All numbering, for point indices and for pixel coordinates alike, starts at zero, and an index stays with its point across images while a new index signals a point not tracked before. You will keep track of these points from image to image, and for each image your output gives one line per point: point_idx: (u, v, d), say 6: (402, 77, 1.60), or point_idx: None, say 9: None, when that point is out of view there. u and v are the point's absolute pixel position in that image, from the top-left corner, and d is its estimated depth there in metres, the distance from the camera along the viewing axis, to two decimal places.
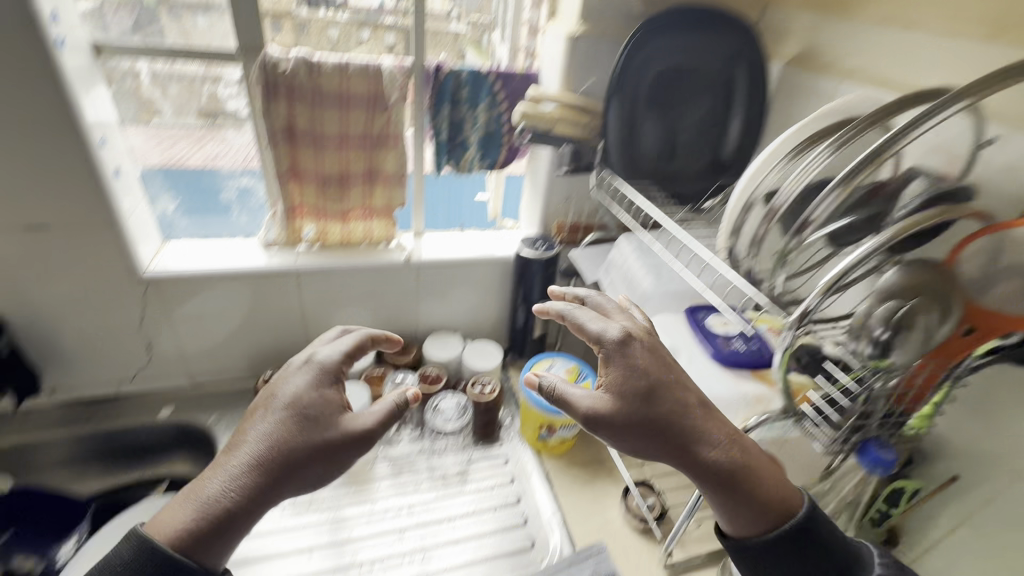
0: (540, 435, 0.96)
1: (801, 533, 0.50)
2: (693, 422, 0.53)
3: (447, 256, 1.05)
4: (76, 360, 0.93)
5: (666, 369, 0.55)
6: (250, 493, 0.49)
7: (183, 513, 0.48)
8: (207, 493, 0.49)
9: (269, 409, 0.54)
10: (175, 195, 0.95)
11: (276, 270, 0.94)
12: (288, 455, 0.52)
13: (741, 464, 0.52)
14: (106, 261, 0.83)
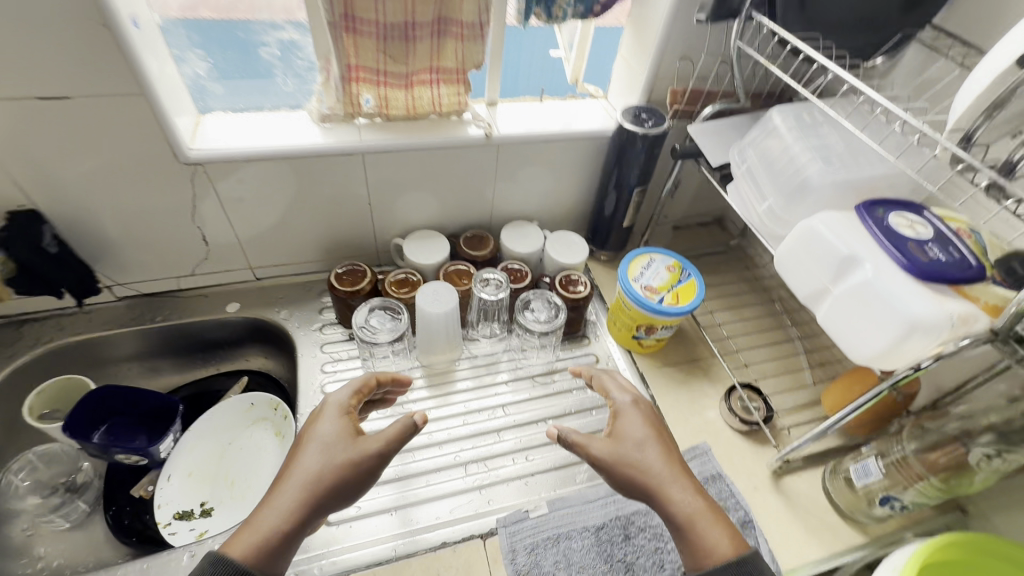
0: (635, 334, 0.89)
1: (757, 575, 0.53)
2: (664, 475, 0.59)
3: (532, 131, 0.88)
4: (128, 256, 0.83)
5: (650, 429, 0.64)
6: (300, 513, 0.53)
7: (242, 540, 0.51)
8: (264, 515, 0.53)
9: (314, 436, 0.59)
10: (207, 52, 0.77)
11: (338, 150, 0.80)
12: (336, 475, 0.55)
13: (702, 512, 0.57)
14: (141, 140, 0.69)
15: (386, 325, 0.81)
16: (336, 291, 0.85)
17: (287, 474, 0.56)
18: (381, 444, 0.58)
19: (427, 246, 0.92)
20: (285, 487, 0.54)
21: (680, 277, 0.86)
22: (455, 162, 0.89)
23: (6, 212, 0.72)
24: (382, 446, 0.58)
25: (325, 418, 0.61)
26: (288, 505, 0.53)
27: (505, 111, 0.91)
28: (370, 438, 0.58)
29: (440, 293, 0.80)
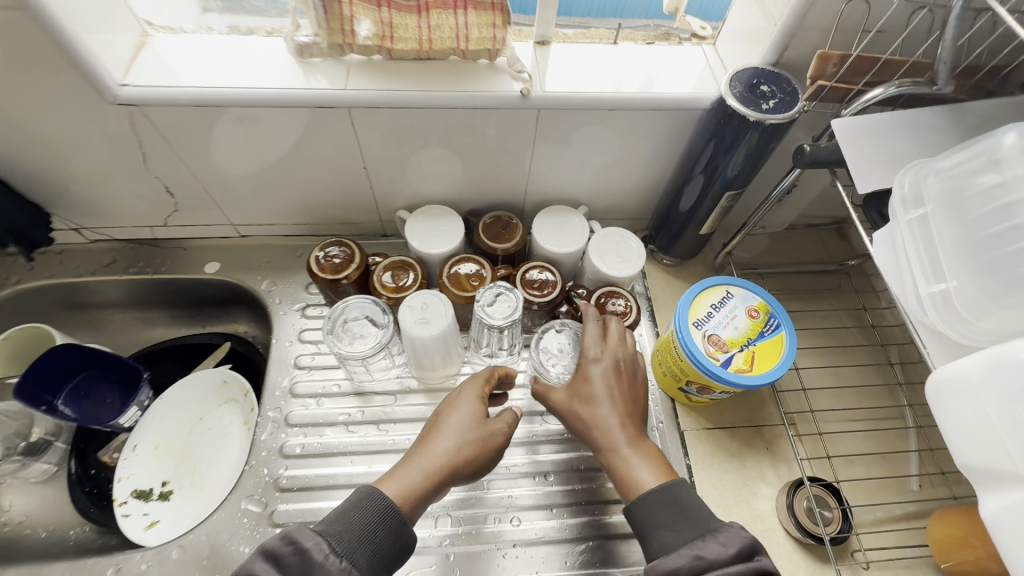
0: (682, 387, 0.68)
1: (667, 506, 0.49)
2: (609, 420, 0.56)
3: (589, 90, 0.62)
4: (89, 201, 0.71)
5: (608, 382, 0.57)
6: (438, 480, 0.52)
7: (391, 484, 0.51)
8: (410, 470, 0.52)
9: (452, 412, 0.56)
10: None
11: (317, 99, 0.58)
12: (469, 463, 0.54)
13: (631, 454, 0.54)
14: (51, 70, 0.52)
15: (368, 332, 0.65)
16: (316, 276, 0.69)
17: (430, 441, 0.54)
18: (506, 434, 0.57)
19: (435, 229, 0.72)
20: (429, 452, 0.53)
21: (762, 332, 0.62)
22: (477, 126, 0.65)
23: None
24: (507, 433, 0.57)
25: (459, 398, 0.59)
26: (432, 467, 0.52)
27: (560, 54, 0.65)
28: (503, 422, 0.57)
29: (430, 309, 0.61)
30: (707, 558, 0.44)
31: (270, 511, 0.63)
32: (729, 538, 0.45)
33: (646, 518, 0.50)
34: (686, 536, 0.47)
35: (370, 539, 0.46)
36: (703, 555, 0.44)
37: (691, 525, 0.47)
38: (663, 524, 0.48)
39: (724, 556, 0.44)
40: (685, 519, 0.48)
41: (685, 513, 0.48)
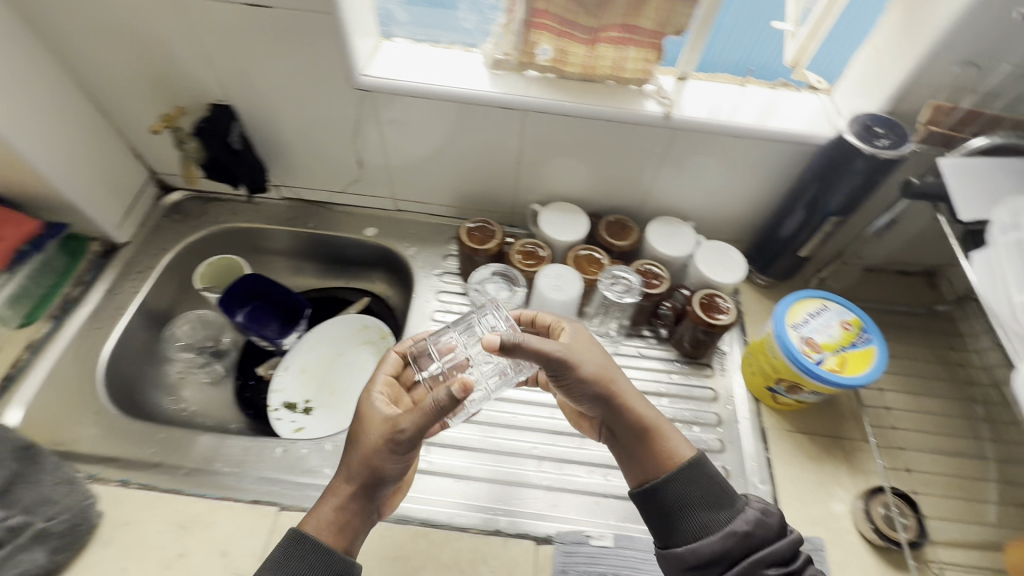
0: (772, 386, 0.75)
1: (703, 482, 0.56)
2: (622, 382, 0.60)
3: (720, 119, 0.74)
4: (294, 164, 0.89)
5: (603, 352, 0.61)
6: (358, 494, 0.55)
7: (320, 515, 0.55)
8: (330, 495, 0.56)
9: (358, 428, 0.57)
10: None
11: (500, 101, 0.74)
12: (379, 473, 0.55)
13: (661, 419, 0.59)
14: (321, 57, 0.70)
15: (504, 294, 0.78)
16: (462, 244, 0.83)
17: (346, 457, 0.57)
18: (407, 426, 0.53)
19: (564, 221, 0.85)
20: (345, 470, 0.56)
21: (854, 341, 0.69)
22: (617, 138, 0.79)
23: (210, 103, 0.78)
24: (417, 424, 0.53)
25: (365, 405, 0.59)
26: (346, 489, 0.56)
27: (696, 88, 0.77)
28: (405, 416, 0.54)
29: (563, 278, 0.73)
30: (756, 535, 0.53)
31: None
32: (767, 511, 0.55)
33: (687, 492, 0.55)
34: (726, 514, 0.54)
35: (309, 559, 0.52)
36: (753, 532, 0.53)
37: (727, 501, 0.55)
38: (704, 502, 0.55)
39: (768, 527, 0.54)
40: (718, 494, 0.55)
41: (717, 487, 0.56)
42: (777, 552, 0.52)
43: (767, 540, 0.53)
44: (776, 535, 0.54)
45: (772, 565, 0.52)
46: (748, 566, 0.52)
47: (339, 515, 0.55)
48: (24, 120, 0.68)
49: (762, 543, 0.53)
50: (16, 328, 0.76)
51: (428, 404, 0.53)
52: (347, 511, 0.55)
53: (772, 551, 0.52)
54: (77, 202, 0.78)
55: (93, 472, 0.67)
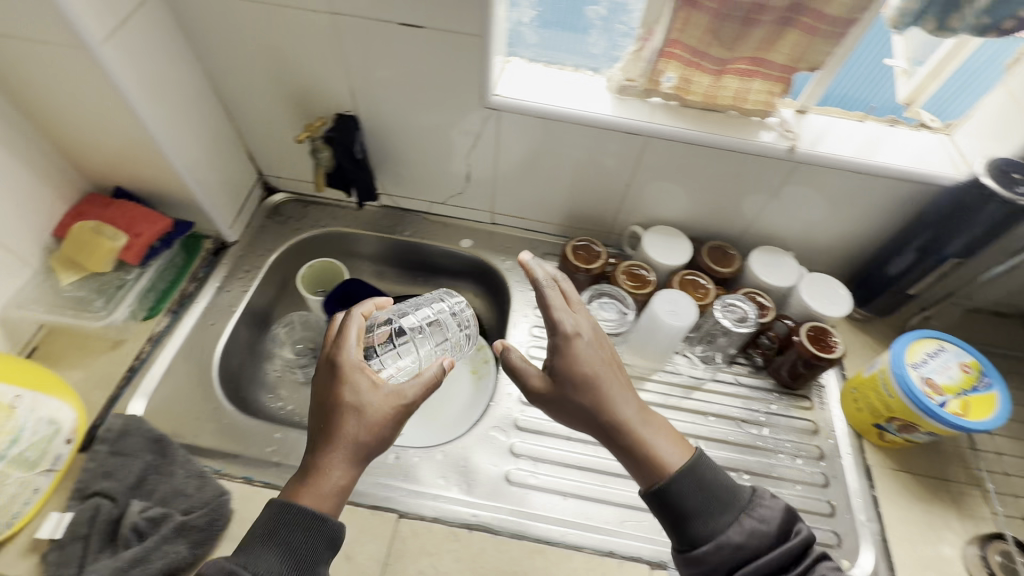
0: (881, 423, 0.75)
1: (698, 488, 0.56)
2: (609, 381, 0.59)
3: (843, 155, 0.75)
4: (401, 174, 0.91)
5: (600, 352, 0.61)
6: (349, 462, 0.57)
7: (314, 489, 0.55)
8: (334, 466, 0.56)
9: (344, 399, 0.58)
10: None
11: (623, 127, 0.75)
12: (374, 442, 0.57)
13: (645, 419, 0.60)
14: (457, 77, 0.72)
15: (613, 315, 0.81)
16: (567, 262, 0.85)
17: (337, 429, 0.57)
18: (413, 392, 0.60)
19: (668, 245, 0.86)
20: (336, 441, 0.57)
21: (976, 385, 0.69)
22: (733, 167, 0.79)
23: (336, 112, 0.79)
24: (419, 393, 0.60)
25: (348, 374, 0.60)
26: (341, 458, 0.56)
27: (817, 122, 0.78)
28: (407, 386, 0.60)
29: (678, 304, 0.74)
30: (750, 544, 0.54)
31: (509, 444, 0.75)
32: (765, 517, 0.56)
33: (685, 501, 0.56)
34: (723, 521, 0.55)
35: (303, 525, 0.54)
36: (746, 542, 0.54)
37: (726, 506, 0.56)
38: (700, 511, 0.55)
39: (764, 535, 0.55)
40: (716, 498, 0.56)
41: (714, 494, 0.56)
42: (769, 560, 0.53)
43: (761, 548, 0.54)
44: (774, 541, 0.54)
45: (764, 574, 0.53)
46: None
47: (339, 484, 0.56)
48: (171, 123, 0.71)
49: (755, 551, 0.54)
50: (141, 321, 0.79)
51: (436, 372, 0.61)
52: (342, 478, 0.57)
53: (766, 560, 0.53)
54: (202, 202, 0.81)
55: (217, 468, 0.69)
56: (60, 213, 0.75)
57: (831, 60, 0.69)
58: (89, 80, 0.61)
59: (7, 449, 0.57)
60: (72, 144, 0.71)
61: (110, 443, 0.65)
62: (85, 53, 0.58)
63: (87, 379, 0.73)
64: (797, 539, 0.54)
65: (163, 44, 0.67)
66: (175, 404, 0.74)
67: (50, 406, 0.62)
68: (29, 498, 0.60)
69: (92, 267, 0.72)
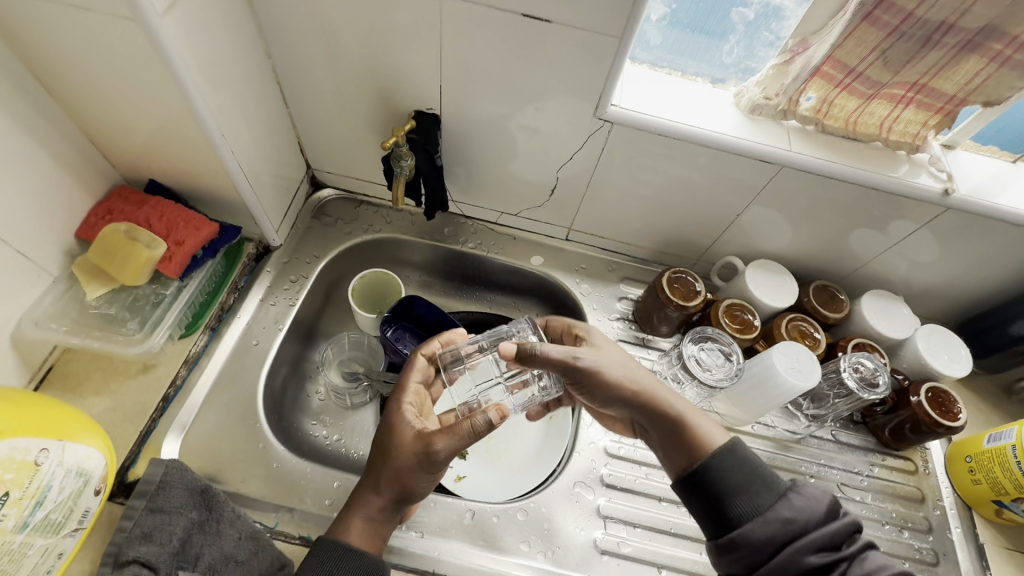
0: (1002, 496, 0.68)
1: (741, 466, 0.48)
2: (650, 381, 0.57)
3: (997, 203, 0.66)
4: (475, 181, 0.80)
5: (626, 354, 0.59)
6: (387, 499, 0.54)
7: (351, 524, 0.53)
8: (372, 501, 0.54)
9: (385, 437, 0.56)
10: None
11: (752, 154, 0.65)
12: (411, 481, 0.54)
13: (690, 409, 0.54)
14: (572, 83, 0.61)
15: (718, 363, 0.70)
16: (660, 296, 0.75)
17: (377, 466, 0.55)
18: (443, 448, 0.53)
19: (774, 283, 0.77)
20: (375, 477, 0.55)
21: None
22: (863, 207, 0.70)
23: (412, 110, 0.69)
24: (454, 445, 0.54)
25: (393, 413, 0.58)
26: (374, 498, 0.54)
27: (965, 160, 0.69)
28: (443, 432, 0.54)
29: (801, 361, 0.66)
30: (799, 520, 0.44)
31: (596, 504, 0.67)
32: (815, 494, 0.46)
33: (727, 477, 0.48)
34: (767, 497, 0.46)
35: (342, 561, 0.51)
36: (795, 519, 0.45)
37: (767, 481, 0.48)
38: (742, 487, 0.47)
39: (808, 513, 0.45)
40: (759, 474, 0.48)
41: (758, 470, 0.48)
42: (821, 537, 0.43)
43: (810, 526, 0.44)
44: (822, 520, 0.44)
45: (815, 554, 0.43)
46: (786, 555, 0.43)
47: (377, 524, 0.54)
48: (228, 113, 0.59)
49: (803, 530, 0.44)
50: (177, 341, 0.68)
51: (459, 424, 0.54)
52: (376, 519, 0.54)
53: (817, 536, 0.43)
54: (251, 205, 0.69)
55: (270, 525, 0.60)
56: (86, 211, 0.63)
57: (1014, 96, 0.60)
58: (139, 59, 0.49)
59: (30, 516, 0.46)
60: (106, 131, 0.59)
61: (148, 498, 0.54)
62: (141, 27, 0.46)
63: (114, 409, 0.62)
64: (846, 521, 0.44)
65: (225, 17, 0.55)
66: (217, 442, 0.64)
67: (78, 455, 0.51)
68: (53, 564, 0.50)
69: (125, 280, 0.61)
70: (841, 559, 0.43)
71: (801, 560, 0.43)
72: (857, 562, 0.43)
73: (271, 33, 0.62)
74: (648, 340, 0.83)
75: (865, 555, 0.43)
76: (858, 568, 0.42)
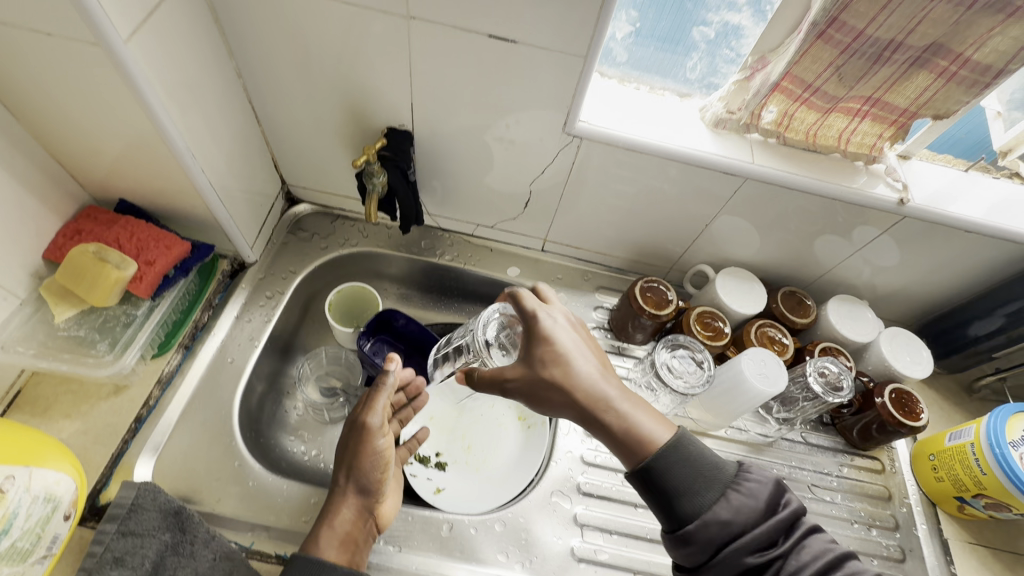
0: (962, 494, 0.71)
1: (684, 462, 0.48)
2: (593, 383, 0.54)
3: (949, 211, 0.69)
4: (451, 194, 0.81)
5: (570, 341, 0.56)
6: (345, 501, 0.58)
7: (320, 536, 0.55)
8: (334, 508, 0.57)
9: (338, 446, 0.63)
10: (643, 11, 0.62)
11: (718, 166, 0.67)
12: (362, 473, 0.59)
13: (634, 402, 0.53)
14: (541, 99, 0.62)
15: (689, 370, 0.72)
16: (634, 306, 0.77)
17: (335, 476, 0.60)
18: (375, 417, 0.62)
19: (743, 291, 0.79)
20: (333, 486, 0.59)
21: None
22: (826, 215, 0.72)
23: (384, 127, 0.70)
24: (380, 418, 0.62)
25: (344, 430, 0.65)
26: (342, 500, 0.58)
27: (920, 169, 0.72)
28: (370, 413, 0.62)
29: (768, 366, 0.68)
30: (739, 521, 0.46)
31: (573, 512, 0.68)
32: (754, 491, 0.47)
33: (668, 480, 0.48)
34: (709, 497, 0.47)
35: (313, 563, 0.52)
36: (734, 520, 0.46)
37: (711, 481, 0.48)
38: (687, 488, 0.48)
39: (751, 511, 0.46)
40: (704, 472, 0.48)
41: (700, 468, 0.48)
42: (757, 538, 0.45)
43: (748, 526, 0.46)
44: (760, 519, 0.46)
45: (753, 551, 0.45)
46: (725, 556, 0.45)
47: (347, 527, 0.57)
48: (196, 134, 0.59)
49: (745, 529, 0.46)
50: (150, 360, 0.67)
51: (374, 391, 0.64)
52: (341, 526, 0.56)
53: (753, 538, 0.45)
54: (224, 222, 0.69)
55: (246, 544, 0.60)
56: (54, 232, 0.62)
57: (962, 109, 0.63)
58: (104, 84, 0.50)
59: None
60: (74, 153, 0.59)
61: (120, 521, 0.54)
62: (104, 52, 0.46)
63: (85, 432, 0.62)
64: (786, 513, 0.47)
65: (191, 39, 0.55)
66: (191, 462, 0.63)
67: (46, 480, 0.50)
68: None
69: (94, 301, 0.61)
70: (777, 556, 0.45)
71: (740, 558, 0.45)
72: (793, 555, 0.45)
73: (240, 53, 0.63)
74: (624, 348, 0.85)
75: (801, 546, 0.46)
76: (794, 561, 0.45)
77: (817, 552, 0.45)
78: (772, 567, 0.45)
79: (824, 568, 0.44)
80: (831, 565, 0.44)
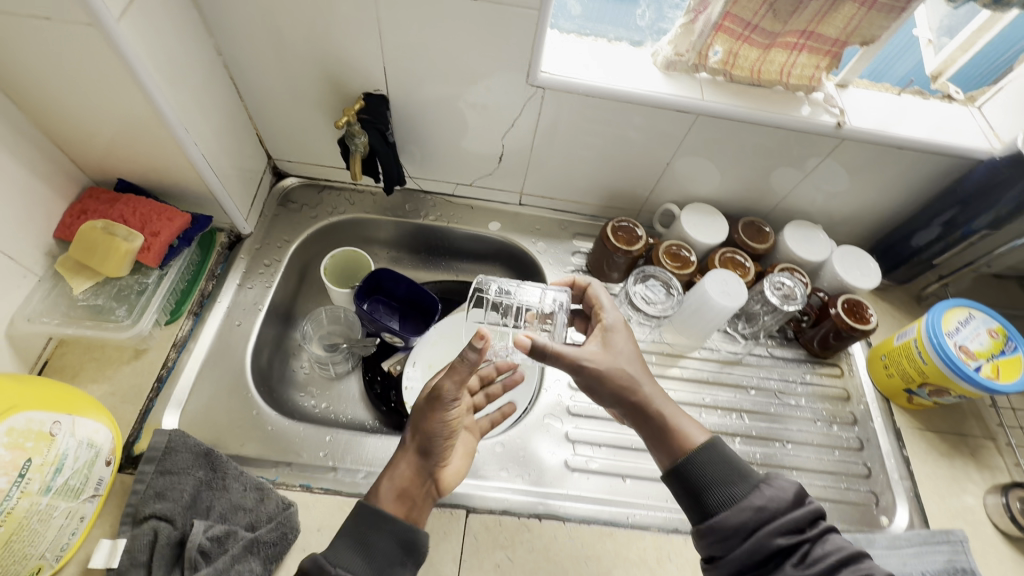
0: (909, 387, 0.80)
1: (720, 460, 0.55)
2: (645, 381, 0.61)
3: (884, 130, 0.75)
4: (428, 155, 0.86)
5: (635, 350, 0.63)
6: (411, 462, 0.62)
7: (383, 489, 0.60)
8: (399, 467, 0.62)
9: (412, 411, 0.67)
10: None
11: (673, 104, 0.72)
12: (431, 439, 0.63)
13: (676, 410, 0.60)
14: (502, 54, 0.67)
15: (660, 297, 0.80)
16: (606, 244, 0.83)
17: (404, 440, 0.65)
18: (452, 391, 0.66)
19: (706, 223, 0.86)
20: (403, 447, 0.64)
21: (1002, 349, 0.73)
22: (775, 145, 0.79)
23: (360, 92, 0.74)
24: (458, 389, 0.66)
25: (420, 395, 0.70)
26: (404, 458, 0.63)
27: (857, 95, 0.78)
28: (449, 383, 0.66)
29: (730, 285, 0.75)
30: (770, 508, 0.51)
31: (564, 431, 0.76)
32: (782, 485, 0.53)
33: (704, 473, 0.54)
34: (741, 489, 0.53)
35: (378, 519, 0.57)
36: (765, 506, 0.51)
37: (742, 477, 0.54)
38: (720, 482, 0.54)
39: (781, 502, 0.52)
40: (733, 471, 0.54)
41: (733, 465, 0.55)
42: (788, 522, 0.50)
43: (779, 512, 0.51)
44: (789, 507, 0.51)
45: (782, 535, 0.50)
46: (756, 541, 0.50)
47: (406, 483, 0.61)
48: (186, 108, 0.64)
49: (774, 516, 0.51)
50: (164, 326, 0.73)
51: None
52: (401, 483, 0.61)
53: (785, 522, 0.50)
54: (219, 194, 0.74)
55: (271, 477, 0.66)
56: (61, 213, 0.67)
57: (885, 33, 0.69)
58: (98, 63, 0.54)
59: (51, 481, 0.51)
60: (73, 136, 0.63)
61: (157, 462, 0.60)
62: (98, 32, 0.50)
63: (113, 393, 0.67)
64: (812, 506, 0.52)
65: (172, 18, 0.59)
66: (212, 413, 0.69)
67: (87, 428, 0.56)
68: (76, 528, 0.55)
69: (108, 273, 0.66)
70: (804, 540, 0.50)
71: (770, 540, 0.50)
72: (819, 542, 0.50)
73: (218, 31, 0.67)
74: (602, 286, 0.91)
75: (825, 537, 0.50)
76: (819, 548, 0.49)
77: (839, 545, 0.50)
78: (799, 550, 0.49)
79: (844, 559, 0.49)
80: (852, 555, 0.49)
